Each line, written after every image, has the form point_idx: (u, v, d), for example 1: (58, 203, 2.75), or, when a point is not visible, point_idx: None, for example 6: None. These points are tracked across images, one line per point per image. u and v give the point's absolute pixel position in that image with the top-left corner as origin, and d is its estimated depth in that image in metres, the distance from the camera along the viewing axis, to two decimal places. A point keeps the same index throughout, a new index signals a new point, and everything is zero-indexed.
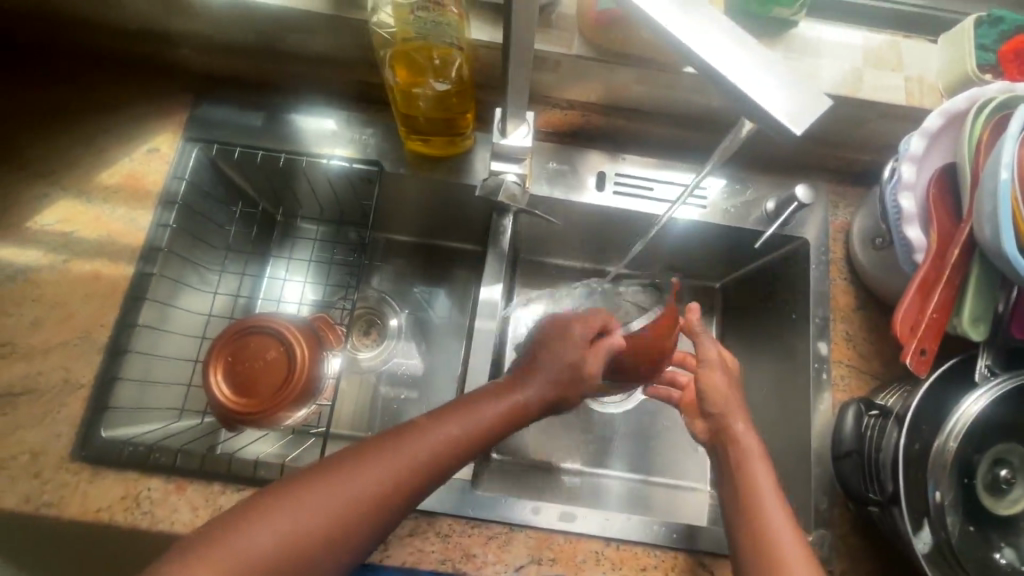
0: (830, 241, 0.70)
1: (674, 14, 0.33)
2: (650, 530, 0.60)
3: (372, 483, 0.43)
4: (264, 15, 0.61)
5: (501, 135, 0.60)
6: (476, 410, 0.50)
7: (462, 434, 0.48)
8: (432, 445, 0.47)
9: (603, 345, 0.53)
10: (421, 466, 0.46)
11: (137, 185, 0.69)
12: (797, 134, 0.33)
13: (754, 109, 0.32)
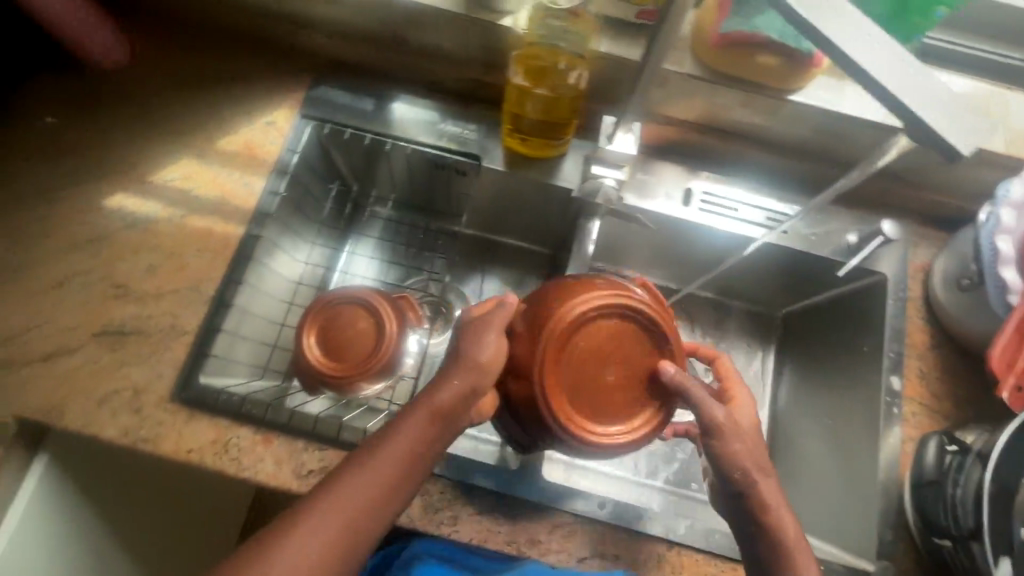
0: (909, 279, 0.71)
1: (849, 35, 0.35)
2: (713, 539, 0.61)
3: (326, 536, 0.45)
4: (401, 10, 0.69)
5: (606, 142, 0.64)
6: (412, 425, 0.48)
7: (400, 455, 0.48)
8: (371, 479, 0.47)
9: (480, 327, 0.49)
10: (366, 497, 0.46)
11: (253, 153, 0.73)
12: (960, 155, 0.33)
13: (919, 130, 0.33)
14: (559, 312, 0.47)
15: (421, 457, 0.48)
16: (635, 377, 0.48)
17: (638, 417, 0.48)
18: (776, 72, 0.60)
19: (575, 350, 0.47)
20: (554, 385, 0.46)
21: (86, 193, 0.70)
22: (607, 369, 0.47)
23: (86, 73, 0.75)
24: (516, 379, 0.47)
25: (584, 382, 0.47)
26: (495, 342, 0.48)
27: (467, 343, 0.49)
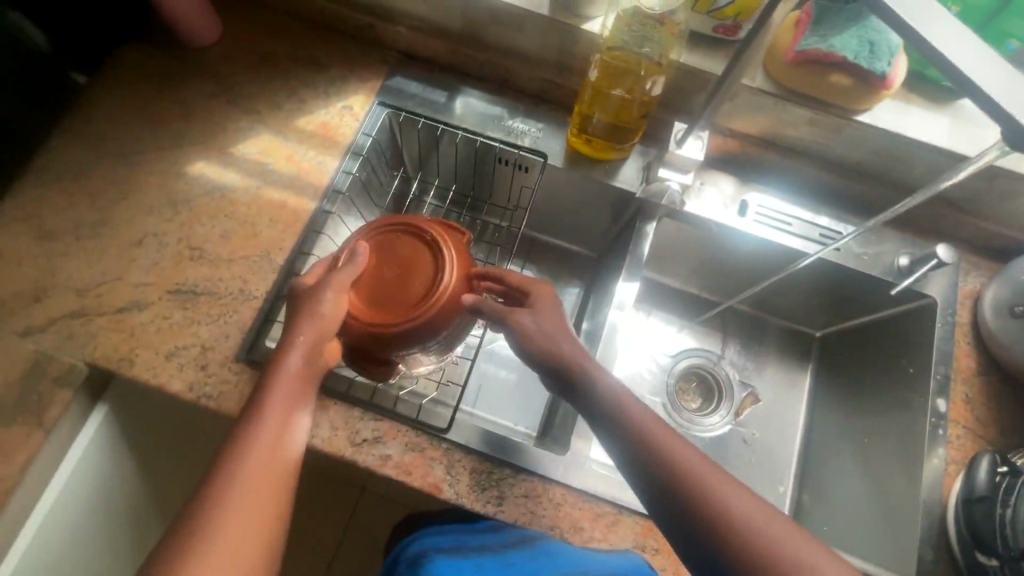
0: (957, 304, 0.72)
1: (956, 40, 0.36)
2: None
3: (257, 474, 0.47)
4: (485, 8, 0.71)
5: (676, 145, 0.66)
6: (277, 380, 0.52)
7: (284, 411, 0.51)
8: (270, 439, 0.49)
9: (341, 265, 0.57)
10: (271, 459, 0.48)
11: (328, 133, 0.77)
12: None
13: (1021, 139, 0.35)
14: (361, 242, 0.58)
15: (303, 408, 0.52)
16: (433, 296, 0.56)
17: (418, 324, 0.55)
18: (847, 91, 0.63)
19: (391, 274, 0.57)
20: (361, 311, 0.56)
21: (169, 159, 0.74)
22: (388, 274, 0.57)
23: (176, 49, 0.80)
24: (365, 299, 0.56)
25: (379, 293, 0.57)
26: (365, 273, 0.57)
27: (304, 310, 0.54)
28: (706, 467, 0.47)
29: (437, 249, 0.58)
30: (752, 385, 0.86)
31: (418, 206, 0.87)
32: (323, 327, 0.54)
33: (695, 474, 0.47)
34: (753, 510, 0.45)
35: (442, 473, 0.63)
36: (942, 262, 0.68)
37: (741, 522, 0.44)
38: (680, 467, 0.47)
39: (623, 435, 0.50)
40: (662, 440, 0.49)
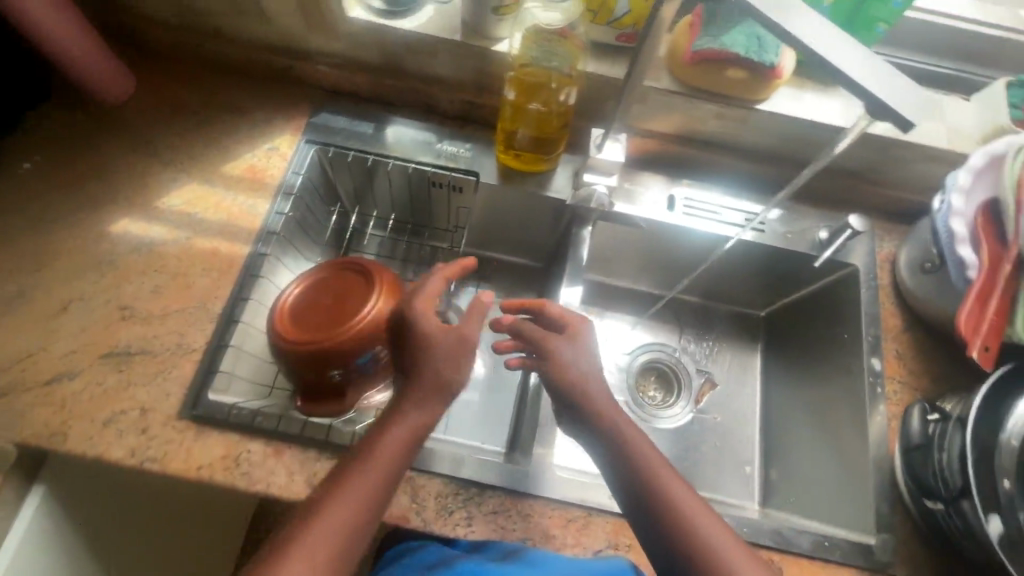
0: (878, 269, 0.77)
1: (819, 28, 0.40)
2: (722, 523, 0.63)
3: (326, 546, 0.44)
4: (396, 40, 0.72)
5: (597, 150, 0.68)
6: (373, 457, 0.49)
7: (351, 509, 0.46)
8: (335, 525, 0.45)
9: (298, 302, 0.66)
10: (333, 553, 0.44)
11: (256, 176, 0.76)
12: (910, 128, 0.38)
13: (877, 107, 0.38)
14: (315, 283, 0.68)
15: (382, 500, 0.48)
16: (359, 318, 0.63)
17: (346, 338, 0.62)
18: (746, 84, 0.67)
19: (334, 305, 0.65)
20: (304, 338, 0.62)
21: (89, 221, 0.71)
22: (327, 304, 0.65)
23: (87, 109, 0.78)
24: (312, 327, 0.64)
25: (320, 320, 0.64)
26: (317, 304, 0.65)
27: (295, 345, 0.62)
28: (701, 510, 0.49)
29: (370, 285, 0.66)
30: (708, 371, 0.89)
31: (360, 238, 0.88)
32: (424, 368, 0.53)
33: (684, 510, 0.48)
34: (736, 550, 0.47)
35: (408, 502, 0.62)
36: (853, 232, 0.73)
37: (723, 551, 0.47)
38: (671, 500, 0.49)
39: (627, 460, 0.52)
40: (665, 479, 0.50)
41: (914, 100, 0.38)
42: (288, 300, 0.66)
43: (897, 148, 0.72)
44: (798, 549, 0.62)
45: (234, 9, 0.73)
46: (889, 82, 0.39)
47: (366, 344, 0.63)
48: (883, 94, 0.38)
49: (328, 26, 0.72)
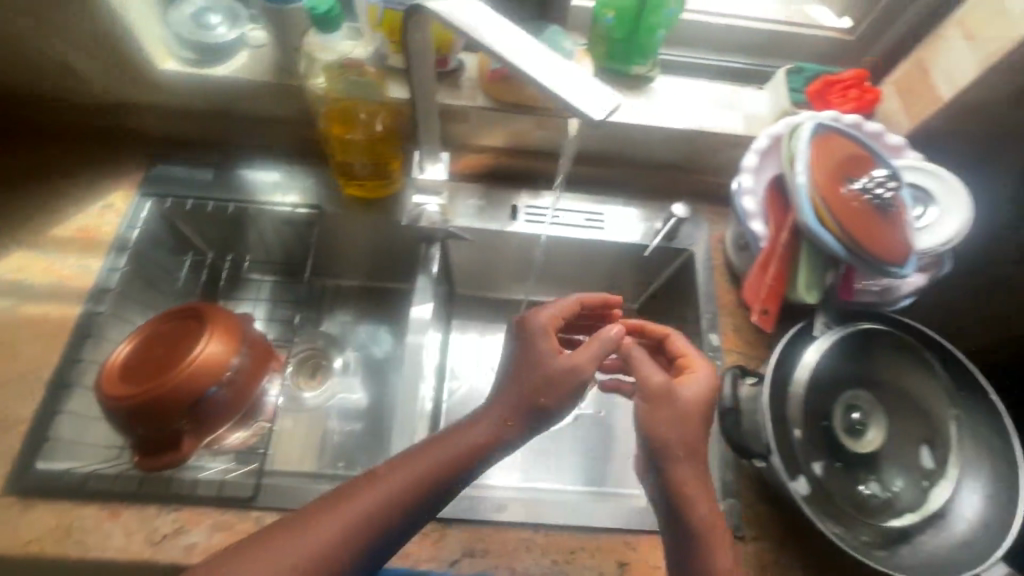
0: (711, 251, 0.83)
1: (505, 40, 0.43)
2: (575, 514, 0.65)
3: (339, 534, 0.47)
4: (213, 87, 0.73)
5: (419, 172, 0.71)
6: (438, 454, 0.51)
7: (395, 490, 0.49)
8: (353, 512, 0.47)
9: (133, 353, 0.65)
10: (340, 538, 0.46)
11: (89, 236, 0.75)
12: (596, 120, 0.40)
13: (568, 107, 0.41)
14: (150, 332, 0.66)
15: (411, 503, 0.49)
16: (191, 359, 0.62)
17: (178, 379, 0.61)
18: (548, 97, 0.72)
19: (166, 353, 0.64)
20: (134, 389, 0.61)
21: None
22: (162, 352, 0.64)
23: None
24: (141, 377, 0.62)
25: (149, 370, 0.63)
26: (150, 355, 0.64)
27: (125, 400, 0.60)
28: (701, 466, 0.53)
29: (203, 326, 0.65)
30: None
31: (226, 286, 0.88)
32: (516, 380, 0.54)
33: (681, 464, 0.52)
34: (701, 493, 0.52)
35: None
36: (679, 219, 0.77)
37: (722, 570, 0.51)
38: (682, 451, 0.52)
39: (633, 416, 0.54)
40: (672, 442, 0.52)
41: (599, 95, 0.40)
42: (119, 356, 0.65)
43: (703, 139, 0.77)
44: (648, 528, 0.65)
45: (43, 75, 0.72)
46: (578, 84, 0.41)
47: (195, 386, 0.62)
48: (571, 96, 0.41)
49: (144, 81, 0.73)
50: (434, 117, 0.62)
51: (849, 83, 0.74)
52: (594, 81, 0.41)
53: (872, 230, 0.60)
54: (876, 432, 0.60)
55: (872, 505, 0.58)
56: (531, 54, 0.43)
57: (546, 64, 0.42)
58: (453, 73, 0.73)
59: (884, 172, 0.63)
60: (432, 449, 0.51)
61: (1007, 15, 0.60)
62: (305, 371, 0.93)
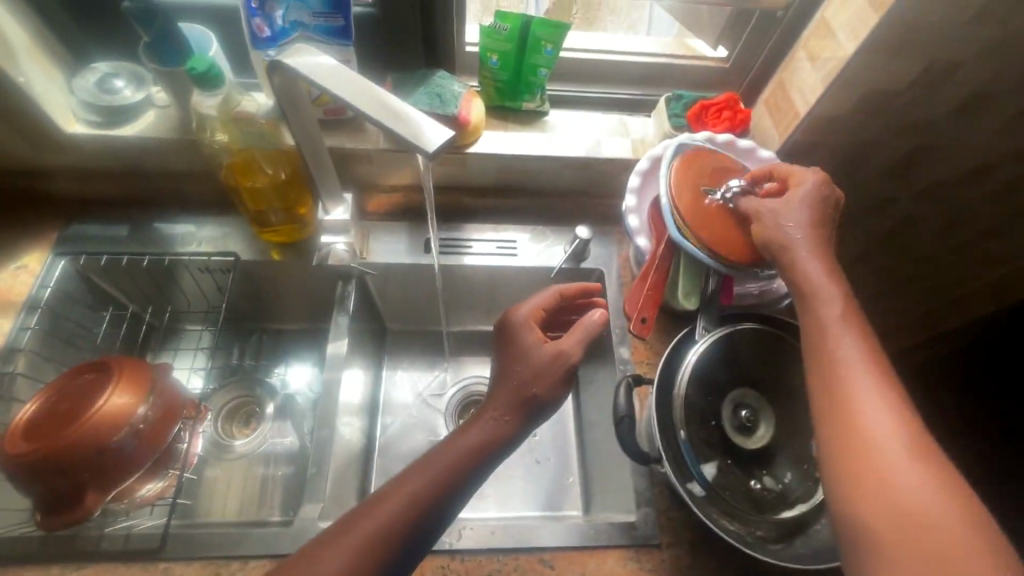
0: (619, 269, 0.87)
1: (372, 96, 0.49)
2: (491, 536, 0.66)
3: (418, 495, 0.50)
4: (123, 146, 0.76)
5: (325, 214, 0.75)
6: (453, 452, 0.53)
7: (461, 456, 0.53)
8: (410, 490, 0.50)
9: (36, 413, 0.64)
10: (403, 515, 0.49)
11: (1, 297, 0.75)
12: (433, 154, 0.45)
13: (410, 144, 0.46)
14: (55, 390, 0.67)
15: (445, 488, 0.51)
16: (93, 412, 0.63)
17: (80, 432, 0.61)
18: None
19: (69, 408, 0.64)
20: (33, 447, 0.60)
21: None
22: (65, 408, 0.64)
23: None
24: (42, 435, 0.62)
25: (51, 427, 0.62)
26: (53, 412, 0.64)
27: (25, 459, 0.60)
28: (869, 343, 0.51)
29: (109, 378, 0.66)
30: None
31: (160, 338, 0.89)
32: (511, 380, 0.58)
33: (843, 346, 0.51)
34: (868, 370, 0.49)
35: None
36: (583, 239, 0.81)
37: (895, 489, 0.43)
38: (834, 331, 0.52)
39: (805, 323, 0.55)
40: (832, 322, 0.52)
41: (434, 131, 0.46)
42: (24, 417, 0.65)
43: (598, 164, 0.83)
44: (563, 543, 0.65)
45: None
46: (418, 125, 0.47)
47: (97, 438, 0.62)
48: (413, 135, 0.46)
49: (55, 145, 0.75)
50: (325, 160, 0.66)
51: (722, 105, 0.81)
52: (433, 121, 0.47)
53: (730, 240, 0.62)
54: (764, 428, 0.63)
55: (767, 499, 0.60)
56: (380, 104, 0.49)
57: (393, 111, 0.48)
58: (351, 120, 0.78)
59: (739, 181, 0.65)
60: (449, 447, 0.54)
61: (835, 37, 0.68)
62: (238, 419, 0.92)
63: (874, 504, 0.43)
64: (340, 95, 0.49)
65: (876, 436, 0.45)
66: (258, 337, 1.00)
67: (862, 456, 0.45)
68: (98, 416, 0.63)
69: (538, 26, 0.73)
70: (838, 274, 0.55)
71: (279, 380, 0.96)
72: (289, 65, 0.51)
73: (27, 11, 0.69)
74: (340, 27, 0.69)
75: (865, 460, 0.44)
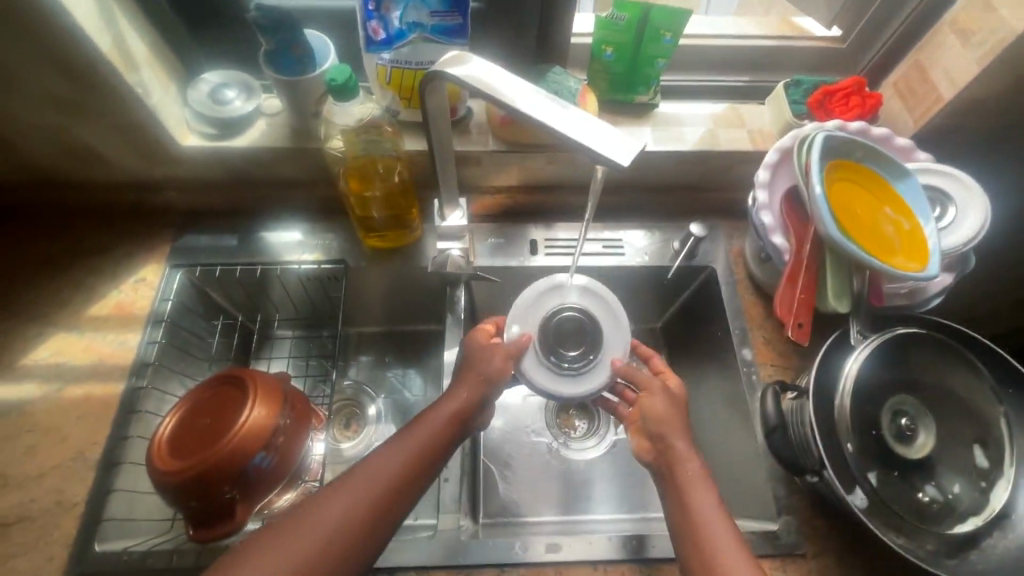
0: (733, 265, 0.83)
1: (538, 102, 0.46)
2: (622, 545, 0.66)
3: (371, 491, 0.52)
4: (232, 155, 0.75)
5: (441, 220, 0.74)
6: (418, 431, 0.57)
7: (410, 448, 0.56)
8: (366, 488, 0.52)
9: (173, 427, 0.66)
10: (355, 511, 0.51)
11: (124, 312, 0.77)
12: (625, 167, 0.42)
13: (592, 154, 0.43)
14: (189, 405, 0.68)
15: (420, 460, 0.56)
16: (233, 430, 0.63)
17: (222, 450, 0.62)
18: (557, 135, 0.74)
19: (206, 424, 0.65)
20: (179, 465, 0.62)
21: None
22: (202, 423, 0.65)
23: None
24: (183, 451, 0.63)
25: (191, 443, 0.64)
26: (190, 427, 0.65)
27: (170, 476, 0.61)
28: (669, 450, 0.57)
29: (240, 393, 0.67)
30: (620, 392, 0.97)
31: (262, 348, 0.89)
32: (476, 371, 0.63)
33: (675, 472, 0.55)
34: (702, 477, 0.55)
35: None
36: (698, 237, 0.78)
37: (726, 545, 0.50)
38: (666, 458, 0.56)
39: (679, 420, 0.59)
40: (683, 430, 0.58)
41: (622, 143, 0.43)
42: (163, 433, 0.65)
43: (713, 158, 0.79)
44: None
45: (69, 159, 0.75)
46: (600, 134, 0.43)
47: (241, 456, 0.62)
48: (595, 146, 0.43)
49: (167, 158, 0.76)
50: (453, 167, 0.65)
51: (848, 91, 0.75)
52: (612, 128, 0.44)
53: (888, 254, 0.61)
54: (923, 436, 0.60)
55: (936, 513, 0.57)
56: (547, 109, 0.45)
57: (565, 117, 0.45)
58: (461, 120, 0.76)
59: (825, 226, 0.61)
60: (413, 429, 0.57)
61: (998, 12, 0.62)
62: (340, 420, 0.93)
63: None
64: (500, 103, 0.46)
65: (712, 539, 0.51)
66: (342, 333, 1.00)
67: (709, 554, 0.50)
68: (235, 433, 0.63)
69: (659, 15, 0.69)
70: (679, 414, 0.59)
71: (380, 382, 0.97)
72: (445, 72, 0.49)
73: (144, 24, 0.68)
74: (458, 27, 0.66)
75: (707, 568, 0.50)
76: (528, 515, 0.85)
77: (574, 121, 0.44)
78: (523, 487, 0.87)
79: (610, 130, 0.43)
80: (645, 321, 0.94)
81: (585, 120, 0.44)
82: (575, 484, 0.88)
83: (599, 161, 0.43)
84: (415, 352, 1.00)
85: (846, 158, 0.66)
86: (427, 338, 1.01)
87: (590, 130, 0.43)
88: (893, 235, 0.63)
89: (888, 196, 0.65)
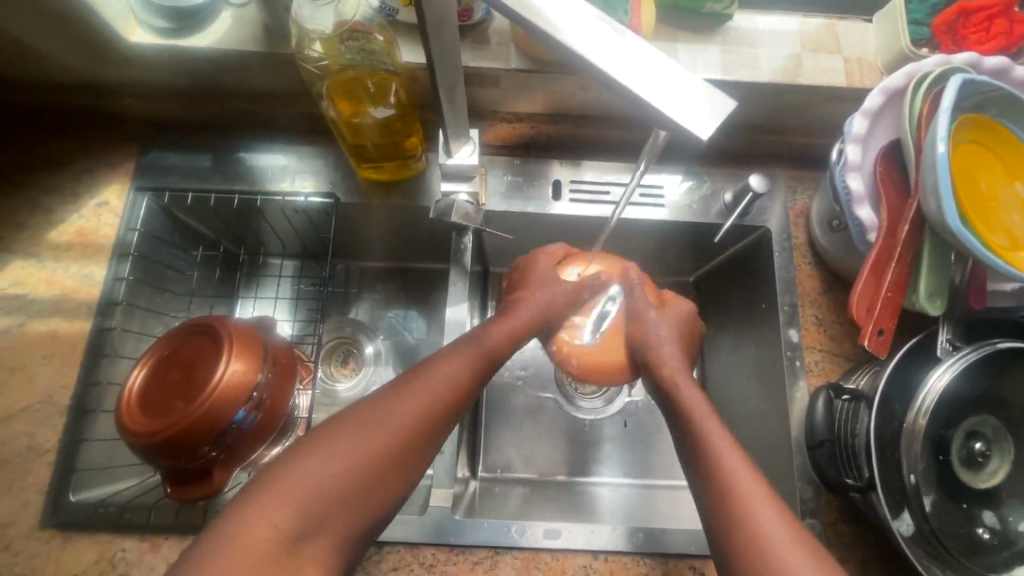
0: (791, 227, 0.69)
1: (592, 23, 0.33)
2: (615, 534, 0.61)
3: (354, 463, 0.42)
4: (196, 56, 0.63)
5: (447, 155, 0.61)
6: (461, 362, 0.50)
7: (437, 395, 0.47)
8: (423, 399, 0.47)
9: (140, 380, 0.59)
10: (340, 484, 0.41)
11: (88, 240, 0.67)
12: (702, 141, 0.32)
13: (657, 116, 0.32)
14: (158, 352, 0.61)
15: (472, 390, 0.50)
16: (207, 391, 0.55)
17: (194, 413, 0.54)
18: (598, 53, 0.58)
19: (182, 377, 0.58)
20: (145, 428, 0.55)
21: None
22: (177, 377, 0.58)
23: None
24: (153, 413, 0.56)
25: (161, 401, 0.57)
26: (164, 381, 0.59)
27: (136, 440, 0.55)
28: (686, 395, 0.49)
29: (213, 344, 0.58)
30: None
31: (249, 285, 0.79)
32: (515, 319, 0.55)
33: (696, 433, 0.47)
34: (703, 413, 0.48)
35: None
36: (758, 193, 0.64)
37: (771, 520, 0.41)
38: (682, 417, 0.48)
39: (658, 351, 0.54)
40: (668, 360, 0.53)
41: (701, 105, 0.32)
42: (132, 387, 0.59)
43: (791, 95, 0.63)
44: (689, 551, 0.60)
45: (4, 55, 0.63)
46: (668, 89, 0.32)
47: (218, 419, 0.55)
48: (661, 103, 0.32)
49: (119, 58, 0.64)
50: (462, 88, 0.50)
51: (991, 10, 0.56)
52: (689, 80, 0.32)
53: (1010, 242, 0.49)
54: (995, 462, 0.51)
55: (996, 553, 0.49)
56: (596, 35, 0.32)
57: (624, 54, 0.32)
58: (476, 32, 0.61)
59: (870, 215, 0.52)
60: (455, 358, 0.50)
61: None
62: (334, 358, 0.81)
63: (745, 546, 0.40)
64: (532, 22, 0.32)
65: (731, 481, 0.43)
66: (341, 267, 0.85)
67: (726, 492, 0.42)
68: (209, 394, 0.55)
69: None
70: (675, 334, 0.55)
71: (379, 320, 0.84)
72: None
73: None
74: None
75: (728, 524, 0.41)
76: (515, 472, 0.76)
77: (646, 64, 0.32)
78: (525, 441, 0.77)
79: (689, 87, 0.32)
80: (676, 277, 0.81)
81: (660, 68, 0.32)
82: (577, 444, 0.78)
83: (666, 125, 0.32)
84: (421, 290, 0.85)
85: (978, 115, 0.52)
86: (432, 277, 0.86)
87: (666, 82, 0.32)
88: (1017, 220, 0.50)
89: (1018, 167, 0.52)
